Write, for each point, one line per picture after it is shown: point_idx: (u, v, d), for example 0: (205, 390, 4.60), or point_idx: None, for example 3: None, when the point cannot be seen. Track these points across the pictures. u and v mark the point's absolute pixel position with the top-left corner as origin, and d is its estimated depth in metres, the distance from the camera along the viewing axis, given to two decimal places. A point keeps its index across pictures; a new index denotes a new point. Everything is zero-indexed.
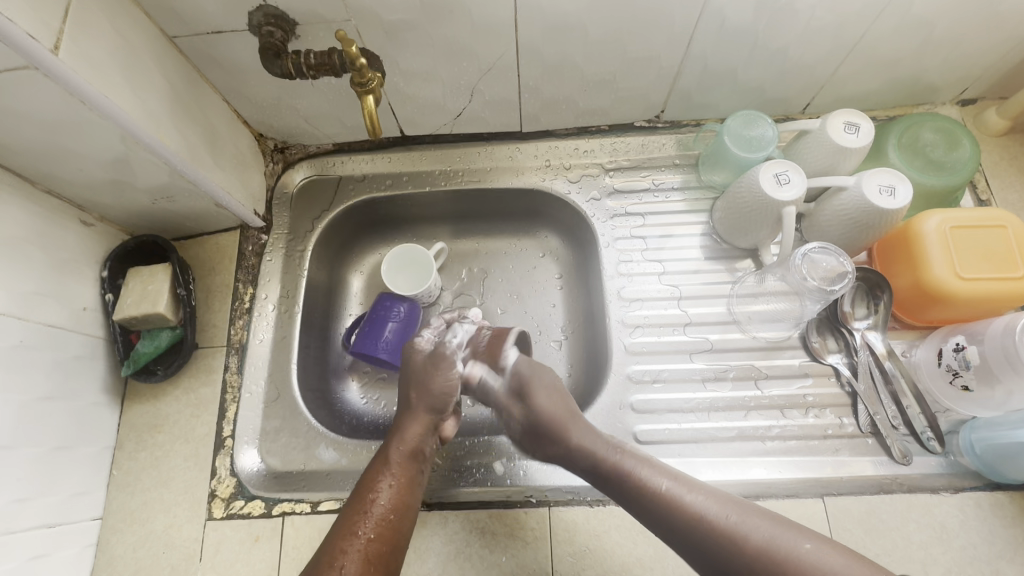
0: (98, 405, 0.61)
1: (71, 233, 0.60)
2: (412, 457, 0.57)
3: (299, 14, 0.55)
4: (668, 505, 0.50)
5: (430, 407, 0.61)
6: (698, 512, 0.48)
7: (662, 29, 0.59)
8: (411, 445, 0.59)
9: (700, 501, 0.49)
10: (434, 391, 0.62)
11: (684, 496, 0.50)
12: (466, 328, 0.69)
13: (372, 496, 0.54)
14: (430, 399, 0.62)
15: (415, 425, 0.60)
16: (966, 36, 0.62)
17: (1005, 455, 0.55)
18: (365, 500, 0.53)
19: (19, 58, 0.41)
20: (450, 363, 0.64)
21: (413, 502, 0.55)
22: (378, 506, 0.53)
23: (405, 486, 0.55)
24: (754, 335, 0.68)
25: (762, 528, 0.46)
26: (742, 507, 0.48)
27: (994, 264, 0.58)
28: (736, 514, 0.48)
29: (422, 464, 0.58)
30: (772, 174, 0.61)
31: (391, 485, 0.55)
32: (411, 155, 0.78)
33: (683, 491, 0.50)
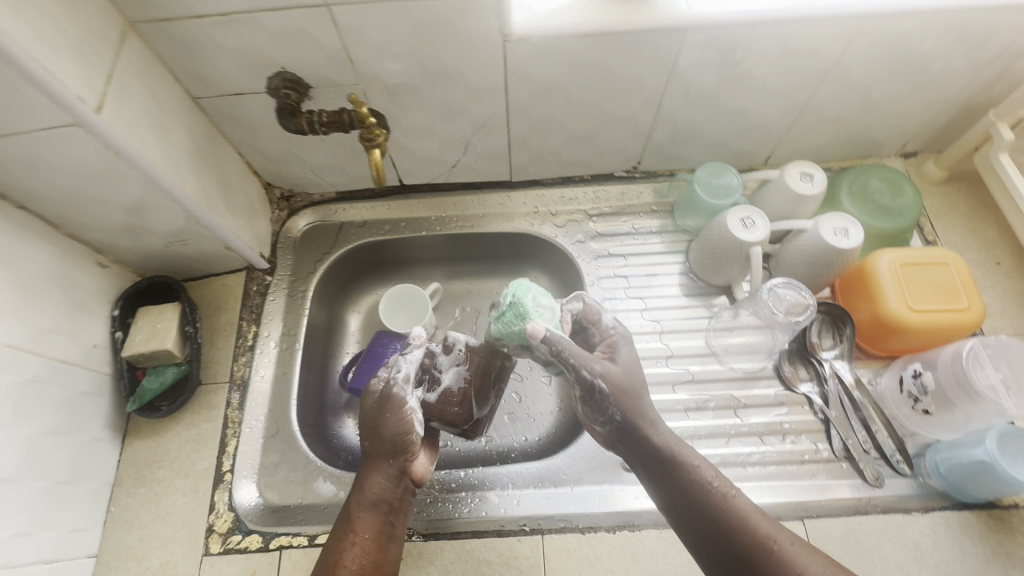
0: (100, 441, 0.63)
1: (87, 274, 0.63)
2: (374, 510, 0.55)
3: (313, 79, 0.62)
4: (733, 518, 0.50)
5: (387, 451, 0.57)
6: (761, 530, 0.49)
7: (635, 92, 0.67)
8: (374, 496, 0.56)
9: (763, 523, 0.50)
10: (386, 428, 0.57)
11: (750, 513, 0.50)
12: (411, 351, 0.61)
13: (334, 558, 0.52)
14: (385, 441, 0.57)
15: (378, 475, 0.57)
16: (899, 98, 0.71)
17: (968, 474, 0.59)
18: (329, 562, 0.52)
19: (67, 115, 0.46)
20: (402, 402, 0.58)
21: (385, 557, 0.53)
22: (344, 570, 0.51)
23: (373, 544, 0.53)
24: (731, 366, 0.72)
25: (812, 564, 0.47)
26: (798, 539, 0.49)
27: (942, 296, 0.65)
28: (790, 541, 0.49)
29: (391, 514, 0.56)
30: (739, 218, 0.68)
31: (358, 543, 0.53)
32: (408, 203, 0.84)
33: (750, 509, 0.51)
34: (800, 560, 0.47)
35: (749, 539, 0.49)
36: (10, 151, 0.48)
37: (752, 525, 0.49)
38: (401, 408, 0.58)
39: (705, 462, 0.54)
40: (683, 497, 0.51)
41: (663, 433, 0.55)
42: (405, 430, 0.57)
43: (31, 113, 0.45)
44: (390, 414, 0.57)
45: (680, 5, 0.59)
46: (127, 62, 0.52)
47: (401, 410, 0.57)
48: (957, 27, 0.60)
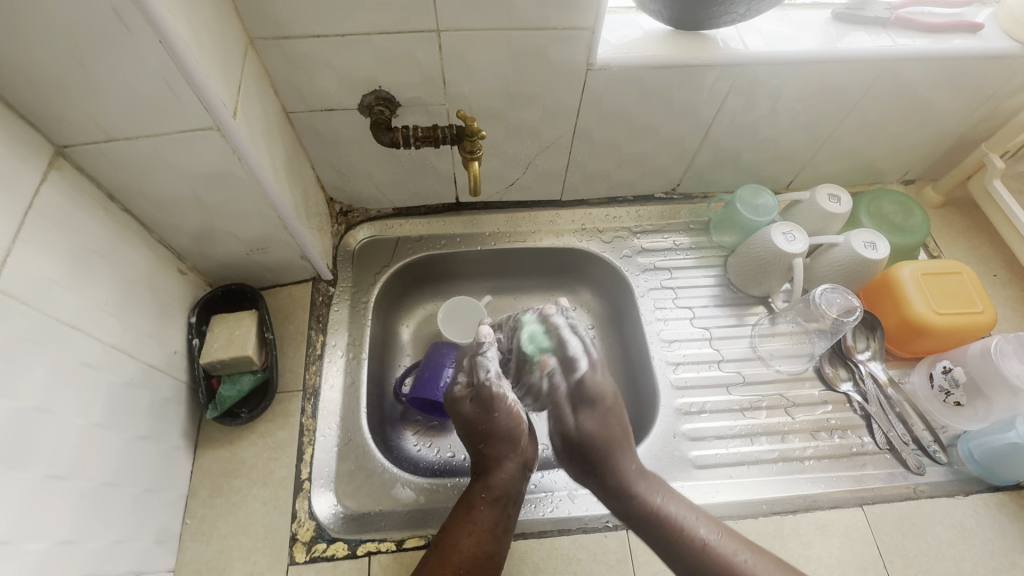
0: (177, 450, 0.61)
1: (170, 280, 0.63)
2: (495, 503, 0.60)
3: (405, 97, 0.66)
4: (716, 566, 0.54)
5: (502, 443, 0.64)
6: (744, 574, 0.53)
7: (687, 120, 0.75)
8: (494, 491, 0.61)
9: (749, 564, 0.54)
10: (499, 424, 0.65)
11: (732, 557, 0.55)
12: (489, 349, 0.68)
13: (452, 541, 0.56)
14: (502, 437, 0.64)
15: (499, 471, 0.63)
16: (906, 132, 0.81)
17: (1000, 457, 0.65)
18: (445, 545, 0.56)
19: (210, 119, 0.49)
20: (500, 399, 0.65)
21: (498, 551, 0.56)
22: (460, 553, 0.55)
23: (489, 535, 0.57)
24: (776, 368, 0.78)
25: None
26: (789, 573, 0.54)
27: (960, 301, 0.73)
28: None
29: (508, 509, 0.60)
30: (782, 233, 0.75)
31: (477, 532, 0.57)
32: (462, 219, 0.87)
33: (730, 551, 0.55)
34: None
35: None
36: (144, 148, 0.50)
37: (734, 570, 0.54)
38: (503, 401, 0.65)
39: (694, 511, 0.59)
40: (665, 551, 0.57)
41: (636, 470, 0.62)
42: (514, 426, 0.65)
43: (178, 115, 0.48)
44: (498, 411, 0.65)
45: (737, 45, 0.67)
46: (247, 74, 0.56)
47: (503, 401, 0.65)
48: (959, 73, 0.71)
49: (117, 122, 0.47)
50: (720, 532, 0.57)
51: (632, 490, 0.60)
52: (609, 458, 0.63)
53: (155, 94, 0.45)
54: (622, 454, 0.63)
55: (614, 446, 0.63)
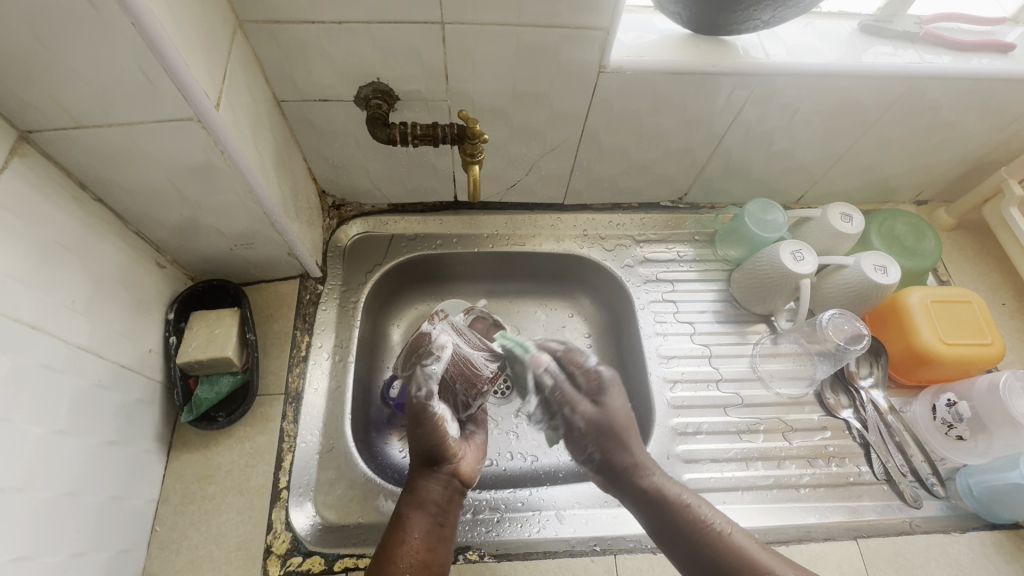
0: (149, 454, 0.59)
1: (147, 274, 0.60)
2: (423, 511, 0.56)
3: (405, 91, 0.62)
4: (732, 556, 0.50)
5: (432, 458, 0.59)
6: (763, 566, 0.49)
7: (699, 129, 0.72)
8: (424, 498, 0.57)
9: (764, 558, 0.50)
10: (431, 434, 0.59)
11: (750, 549, 0.51)
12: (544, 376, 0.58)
13: (389, 555, 0.52)
14: (432, 448, 0.59)
15: (424, 479, 0.58)
16: (925, 151, 0.78)
17: (999, 495, 0.63)
18: (382, 561, 0.52)
19: (189, 110, 0.45)
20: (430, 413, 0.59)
21: (435, 559, 0.54)
22: (397, 568, 0.51)
23: (423, 544, 0.54)
24: (776, 391, 0.76)
25: None
26: (804, 572, 0.50)
27: (970, 332, 0.71)
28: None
29: (440, 516, 0.57)
30: (790, 251, 0.72)
31: (408, 543, 0.53)
32: (460, 219, 0.83)
33: (745, 542, 0.51)
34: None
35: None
36: (119, 138, 0.47)
37: (755, 563, 0.50)
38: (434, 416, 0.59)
39: (709, 506, 0.55)
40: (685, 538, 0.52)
41: (659, 479, 0.56)
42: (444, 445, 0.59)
43: (155, 103, 0.44)
44: (427, 425, 0.59)
45: (758, 54, 0.63)
46: (235, 60, 0.52)
47: (428, 418, 0.59)
48: (985, 96, 0.68)
49: (89, 109, 0.44)
50: (735, 526, 0.53)
51: (659, 487, 0.55)
52: (628, 460, 0.56)
53: (130, 82, 0.42)
54: (643, 462, 0.57)
55: (616, 437, 0.56)
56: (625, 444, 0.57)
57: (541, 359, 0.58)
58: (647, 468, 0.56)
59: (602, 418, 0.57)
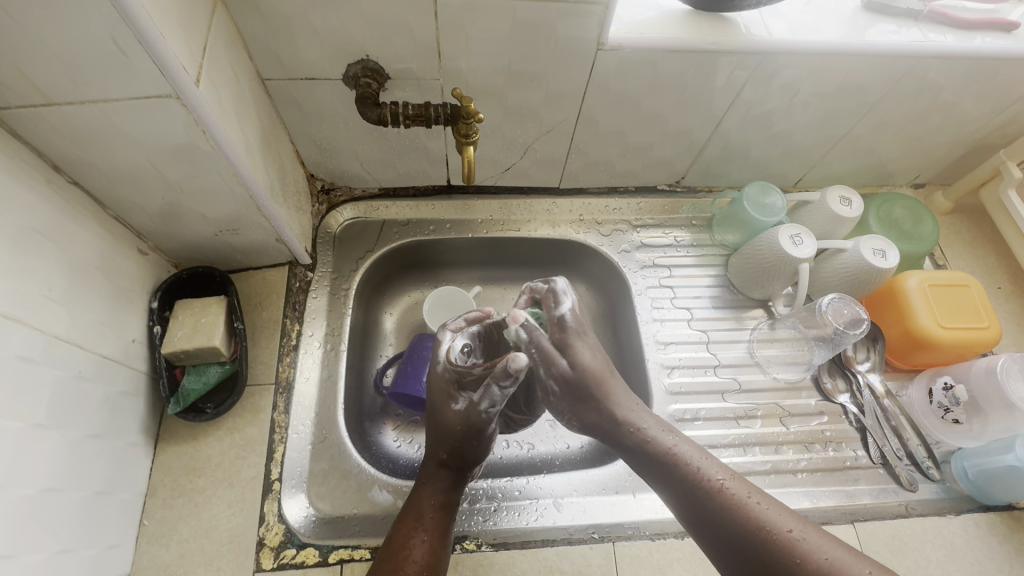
0: (135, 446, 0.57)
1: (128, 261, 0.58)
2: (444, 511, 0.55)
3: (395, 69, 0.60)
4: (723, 503, 0.47)
5: (461, 461, 0.58)
6: (757, 517, 0.46)
7: (698, 111, 0.70)
8: (440, 497, 0.56)
9: (760, 511, 0.47)
10: (471, 449, 0.57)
11: (748, 501, 0.47)
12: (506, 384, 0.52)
13: (404, 552, 0.51)
14: (463, 457, 0.57)
15: (440, 477, 0.57)
16: (924, 134, 0.77)
17: (994, 477, 0.63)
18: (396, 559, 0.50)
19: (167, 85, 0.43)
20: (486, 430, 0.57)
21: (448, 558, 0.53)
22: (412, 565, 0.50)
23: (439, 543, 0.53)
24: (773, 376, 0.76)
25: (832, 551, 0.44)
26: (804, 524, 0.46)
27: (967, 316, 0.70)
28: (791, 528, 0.45)
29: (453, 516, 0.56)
30: (789, 235, 0.71)
31: (425, 542, 0.52)
32: (454, 203, 0.81)
33: (748, 497, 0.47)
34: (807, 547, 0.44)
35: (746, 528, 0.46)
36: (93, 117, 0.44)
37: (749, 512, 0.46)
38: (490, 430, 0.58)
39: (696, 449, 0.52)
40: (674, 488, 0.50)
41: (648, 428, 0.53)
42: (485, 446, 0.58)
43: (130, 79, 0.42)
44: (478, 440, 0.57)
45: (761, 31, 0.62)
46: (216, 34, 0.49)
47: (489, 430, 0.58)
48: (987, 77, 0.67)
49: (59, 85, 0.41)
50: (734, 477, 0.49)
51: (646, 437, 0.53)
52: (608, 407, 0.53)
53: (103, 55, 0.39)
54: (625, 409, 0.54)
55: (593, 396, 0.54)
56: (610, 397, 0.54)
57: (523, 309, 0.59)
58: (626, 411, 0.54)
59: (581, 377, 0.54)
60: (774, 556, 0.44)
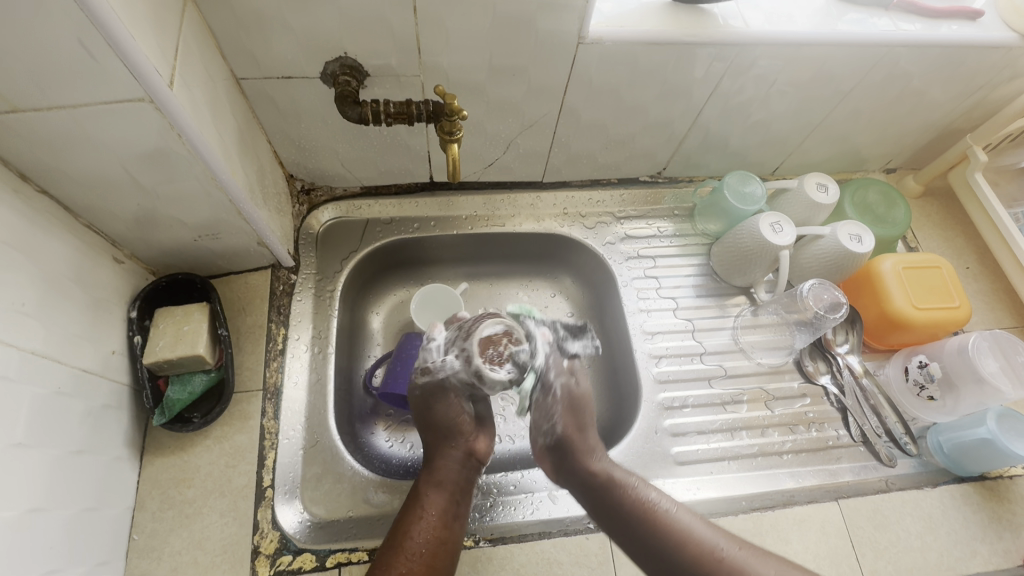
0: (120, 460, 0.55)
1: (103, 270, 0.56)
2: (441, 489, 0.58)
3: (374, 66, 0.59)
4: (672, 527, 0.53)
5: (449, 437, 0.63)
6: (703, 542, 0.52)
7: (678, 103, 0.71)
8: (440, 475, 0.60)
9: (709, 535, 0.52)
10: (441, 415, 0.63)
11: (691, 527, 0.53)
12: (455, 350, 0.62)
13: (405, 530, 0.54)
14: (444, 433, 0.63)
15: (444, 458, 0.61)
16: (896, 121, 0.79)
17: (967, 449, 0.66)
18: (397, 536, 0.54)
19: (140, 89, 0.41)
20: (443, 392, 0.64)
21: (450, 535, 0.55)
22: (411, 542, 0.53)
23: (439, 521, 0.55)
24: (757, 361, 0.78)
25: (767, 565, 0.50)
26: (747, 546, 0.52)
27: (938, 296, 0.73)
28: (728, 547, 0.51)
29: (456, 495, 0.59)
30: (769, 223, 0.72)
31: (424, 520, 0.55)
32: (437, 200, 0.80)
33: (691, 521, 0.54)
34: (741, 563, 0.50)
35: (692, 552, 0.51)
36: (61, 124, 0.43)
37: (693, 539, 0.52)
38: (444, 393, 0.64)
39: (654, 489, 0.58)
40: (620, 522, 0.55)
41: (607, 464, 0.59)
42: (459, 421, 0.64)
43: (99, 82, 0.40)
44: (441, 403, 0.63)
45: (738, 23, 0.62)
46: (188, 34, 0.47)
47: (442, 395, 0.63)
48: (955, 64, 0.69)
49: (24, 91, 0.39)
50: (681, 507, 0.56)
51: (602, 470, 0.59)
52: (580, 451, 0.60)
53: (71, 59, 0.38)
54: (595, 449, 0.61)
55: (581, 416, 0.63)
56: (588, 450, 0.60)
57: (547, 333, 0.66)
58: (596, 450, 0.60)
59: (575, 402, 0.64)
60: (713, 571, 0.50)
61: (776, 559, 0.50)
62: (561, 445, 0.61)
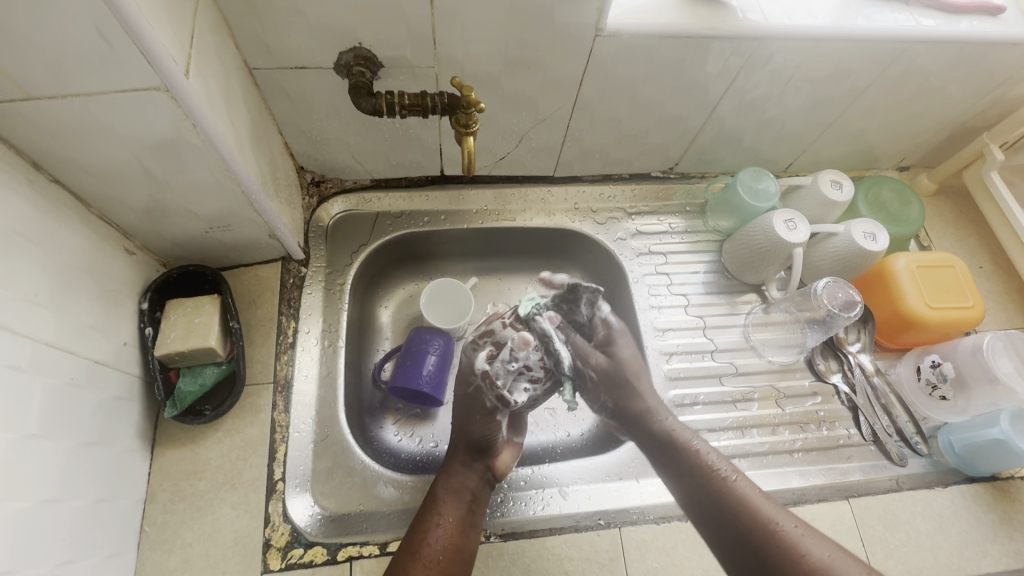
0: (131, 452, 0.55)
1: (114, 261, 0.55)
2: (457, 497, 0.60)
3: (387, 57, 0.58)
4: (732, 491, 0.62)
5: (471, 448, 0.66)
6: (765, 513, 0.60)
7: (693, 98, 0.70)
8: (456, 484, 0.62)
9: (765, 506, 0.61)
10: (473, 428, 0.68)
11: (759, 503, 0.61)
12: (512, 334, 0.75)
13: (421, 536, 0.57)
14: (469, 440, 0.67)
15: (461, 468, 0.64)
16: (912, 118, 0.79)
17: (979, 450, 0.66)
18: (415, 541, 0.57)
19: (156, 77, 0.41)
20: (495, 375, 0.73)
21: (466, 543, 0.57)
22: (428, 549, 0.56)
23: (456, 530, 0.57)
24: (768, 359, 0.78)
25: (818, 548, 0.57)
26: (803, 524, 0.59)
27: (952, 295, 0.72)
28: (793, 525, 0.58)
29: (472, 504, 0.61)
30: (783, 220, 0.72)
31: (440, 527, 0.57)
32: (448, 194, 0.80)
33: (761, 500, 0.61)
34: (802, 540, 0.57)
35: (759, 524, 0.58)
36: (76, 113, 0.42)
37: (755, 510, 0.60)
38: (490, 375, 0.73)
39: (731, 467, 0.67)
40: (697, 481, 0.64)
41: (668, 423, 0.71)
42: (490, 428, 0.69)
43: (114, 70, 0.40)
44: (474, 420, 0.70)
45: (757, 17, 0.61)
46: (202, 22, 0.47)
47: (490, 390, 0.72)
48: (975, 61, 0.68)
49: (39, 78, 0.39)
50: (743, 477, 0.65)
51: (668, 429, 0.70)
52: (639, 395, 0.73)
53: (86, 47, 0.37)
54: (655, 409, 0.72)
55: (624, 386, 0.74)
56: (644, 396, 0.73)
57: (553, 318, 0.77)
58: (659, 414, 0.71)
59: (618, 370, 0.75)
60: (779, 542, 0.57)
61: (837, 549, 0.56)
62: (622, 412, 0.73)
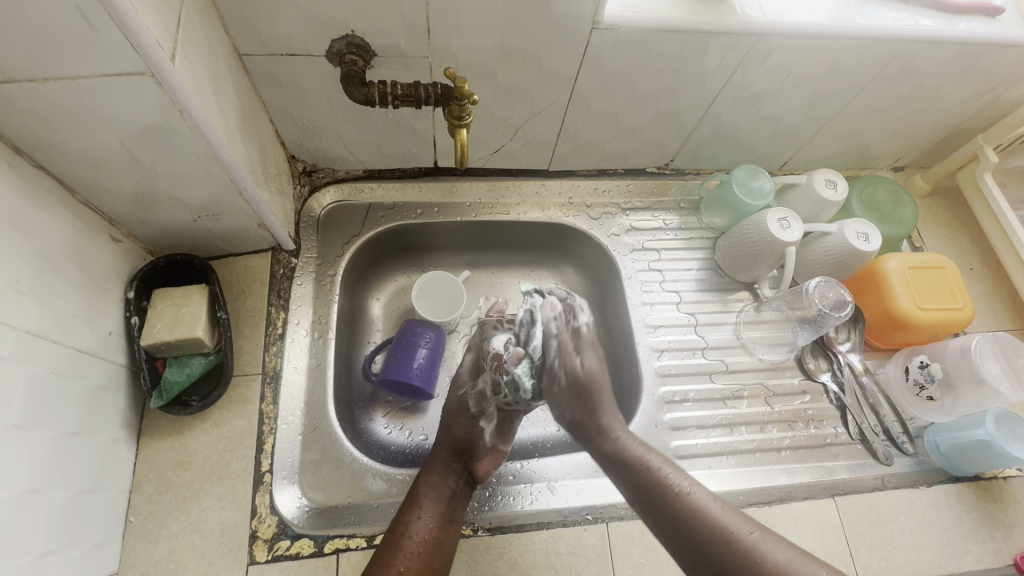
0: (116, 442, 0.55)
1: (100, 248, 0.55)
2: (438, 492, 0.58)
3: (381, 45, 0.57)
4: (687, 505, 0.53)
5: (453, 448, 0.63)
6: (718, 521, 0.52)
7: (689, 94, 0.69)
8: (437, 479, 0.60)
9: (722, 514, 0.52)
10: (457, 427, 0.64)
11: (709, 507, 0.53)
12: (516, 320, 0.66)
13: (403, 527, 0.55)
14: (453, 439, 0.63)
15: (440, 465, 0.61)
16: (908, 118, 0.79)
17: (963, 450, 0.67)
18: (395, 534, 0.55)
19: (141, 61, 0.40)
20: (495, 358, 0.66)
21: (446, 536, 0.56)
22: (409, 540, 0.54)
23: (436, 522, 0.56)
24: (759, 357, 0.78)
25: (778, 549, 0.49)
26: (762, 529, 0.51)
27: (942, 297, 0.72)
28: (750, 531, 0.51)
29: (452, 499, 0.59)
30: (776, 219, 0.71)
31: (422, 519, 0.56)
32: (441, 186, 0.79)
33: (707, 501, 0.54)
34: (759, 547, 0.49)
35: (710, 530, 0.51)
36: (59, 97, 0.41)
37: (709, 517, 0.52)
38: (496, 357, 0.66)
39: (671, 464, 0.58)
40: (660, 506, 0.54)
41: (625, 439, 0.60)
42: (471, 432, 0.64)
43: (98, 54, 0.39)
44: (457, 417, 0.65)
45: (755, 12, 0.61)
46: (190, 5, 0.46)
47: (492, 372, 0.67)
48: (971, 62, 0.68)
49: (20, 60, 0.38)
50: (700, 486, 0.55)
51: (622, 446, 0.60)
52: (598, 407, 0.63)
53: (68, 28, 0.36)
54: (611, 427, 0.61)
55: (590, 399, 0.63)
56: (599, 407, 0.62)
57: (555, 305, 0.63)
58: (613, 430, 0.61)
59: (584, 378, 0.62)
60: (733, 550, 0.49)
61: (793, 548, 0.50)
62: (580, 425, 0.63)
